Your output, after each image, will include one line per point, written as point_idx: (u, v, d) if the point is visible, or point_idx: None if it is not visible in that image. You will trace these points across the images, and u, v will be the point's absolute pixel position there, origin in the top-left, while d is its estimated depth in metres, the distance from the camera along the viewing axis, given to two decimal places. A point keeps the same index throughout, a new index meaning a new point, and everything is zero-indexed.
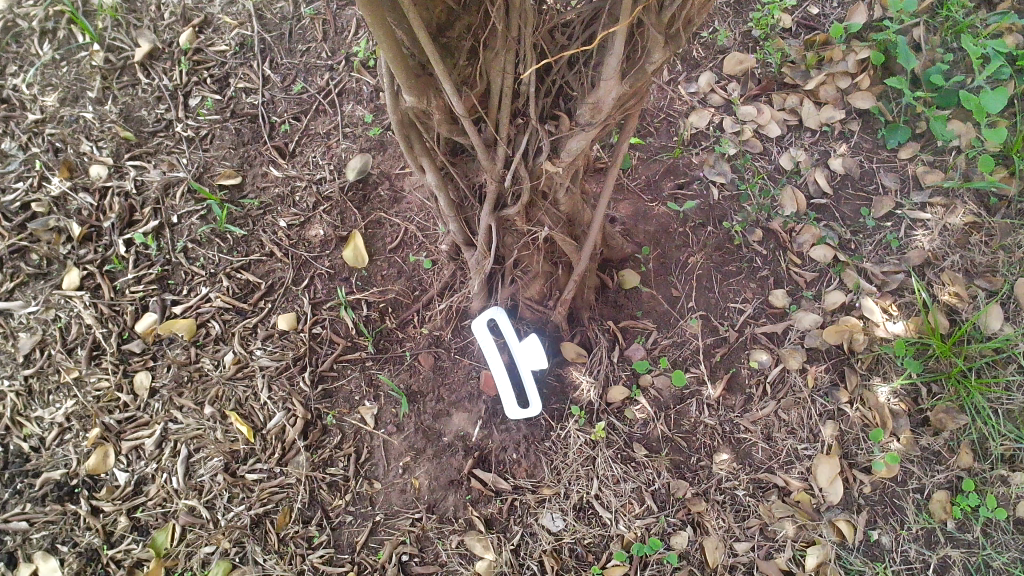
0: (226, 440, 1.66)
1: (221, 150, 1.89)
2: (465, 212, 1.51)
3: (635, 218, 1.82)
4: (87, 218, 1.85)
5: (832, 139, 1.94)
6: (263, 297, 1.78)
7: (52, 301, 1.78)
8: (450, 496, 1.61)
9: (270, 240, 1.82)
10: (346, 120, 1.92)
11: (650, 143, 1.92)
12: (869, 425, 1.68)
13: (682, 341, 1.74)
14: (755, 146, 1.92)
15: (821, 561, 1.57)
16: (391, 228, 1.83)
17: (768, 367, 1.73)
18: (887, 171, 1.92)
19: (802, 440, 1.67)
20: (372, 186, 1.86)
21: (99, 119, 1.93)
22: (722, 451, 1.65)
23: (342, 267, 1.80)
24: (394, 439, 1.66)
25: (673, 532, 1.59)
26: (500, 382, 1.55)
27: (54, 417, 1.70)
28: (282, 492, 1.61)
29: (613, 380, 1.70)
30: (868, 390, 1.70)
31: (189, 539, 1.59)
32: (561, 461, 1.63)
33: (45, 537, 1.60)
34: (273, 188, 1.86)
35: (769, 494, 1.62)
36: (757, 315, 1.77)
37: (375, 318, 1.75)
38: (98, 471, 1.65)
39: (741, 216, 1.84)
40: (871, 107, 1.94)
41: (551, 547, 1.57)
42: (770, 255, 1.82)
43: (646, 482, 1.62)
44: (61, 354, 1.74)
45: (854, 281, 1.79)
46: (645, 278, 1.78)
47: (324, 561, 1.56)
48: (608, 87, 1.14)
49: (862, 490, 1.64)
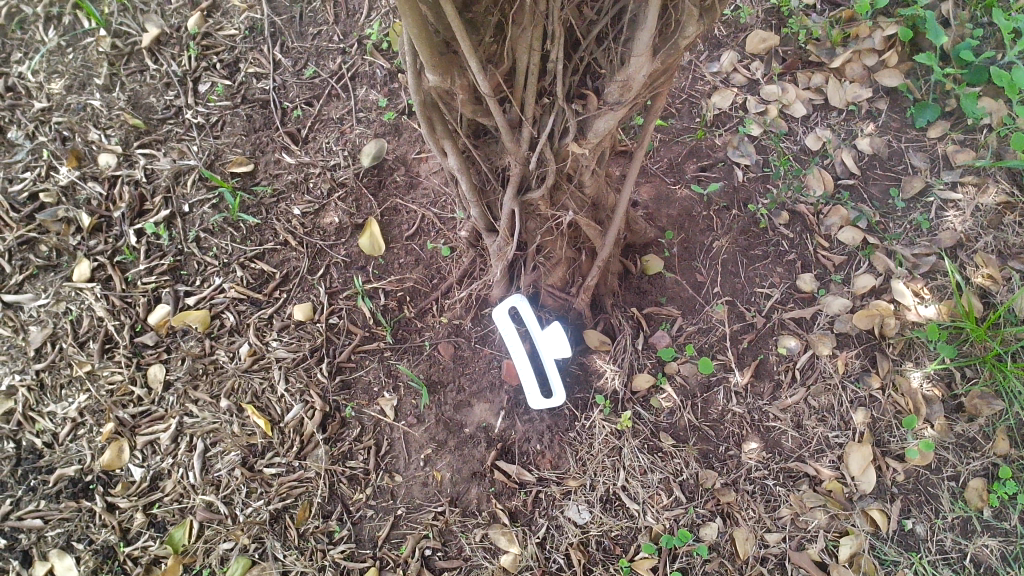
0: (243, 434, 1.62)
1: (233, 137, 1.85)
2: (487, 197, 1.47)
3: (658, 201, 1.78)
4: (96, 208, 1.80)
5: (859, 118, 1.88)
6: (279, 287, 1.74)
7: (63, 294, 1.75)
8: (473, 488, 1.57)
9: (285, 229, 1.77)
10: (360, 104, 1.87)
11: (672, 125, 1.87)
12: (902, 412, 1.64)
13: (708, 327, 1.70)
14: (781, 125, 1.86)
15: (855, 552, 1.53)
16: (408, 215, 1.78)
17: (798, 354, 1.68)
18: (916, 150, 1.86)
19: (833, 428, 1.63)
20: (387, 171, 1.81)
21: (107, 106, 1.88)
22: (750, 440, 1.61)
23: (358, 255, 1.75)
24: (414, 431, 1.62)
25: (703, 523, 1.55)
26: (523, 371, 1.52)
27: (66, 412, 1.66)
28: (301, 486, 1.58)
29: (638, 368, 1.66)
30: (901, 376, 1.66)
31: (207, 535, 1.55)
32: (587, 452, 1.60)
33: (60, 534, 1.57)
34: (286, 175, 1.81)
35: (800, 483, 1.59)
36: (785, 300, 1.72)
37: (394, 307, 1.71)
38: (113, 467, 1.61)
39: (768, 198, 1.79)
40: (900, 85, 1.89)
41: (577, 540, 1.54)
42: (797, 238, 1.77)
43: (674, 472, 1.58)
44: (73, 347, 1.70)
45: (884, 264, 1.74)
46: (669, 263, 1.74)
47: (345, 556, 1.53)
48: (639, 63, 1.10)
49: (895, 478, 1.59)
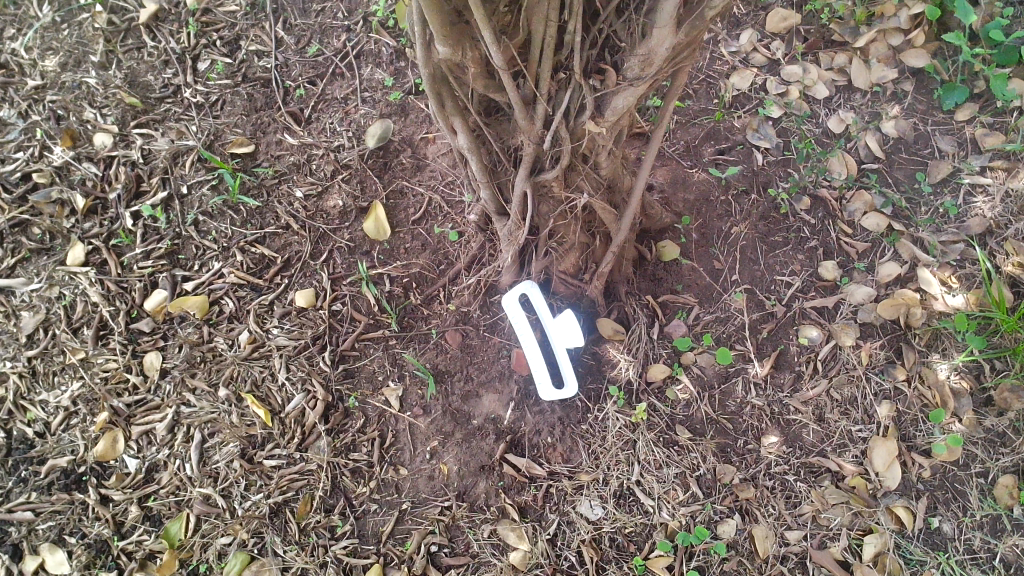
0: (242, 425, 1.56)
1: (233, 117, 1.78)
2: (498, 177, 1.40)
3: (674, 185, 1.71)
4: (91, 189, 1.73)
5: (883, 100, 1.81)
6: (280, 272, 1.68)
7: (56, 278, 1.68)
8: (481, 482, 1.51)
9: (286, 212, 1.71)
10: (365, 84, 1.80)
11: (690, 106, 1.79)
12: (929, 406, 1.57)
13: (726, 317, 1.63)
14: (803, 107, 1.79)
15: (879, 551, 1.47)
16: (414, 198, 1.71)
17: (819, 344, 1.62)
18: (944, 133, 1.78)
19: (856, 421, 1.57)
20: (393, 153, 1.75)
21: (103, 84, 1.81)
22: (770, 434, 1.55)
23: (363, 240, 1.69)
24: (419, 422, 1.56)
25: (720, 520, 1.49)
26: (533, 361, 1.45)
27: (60, 400, 1.60)
28: (303, 479, 1.52)
29: (653, 359, 1.60)
30: (927, 368, 1.59)
31: (204, 529, 1.50)
32: (600, 445, 1.53)
33: (52, 528, 1.52)
34: (288, 156, 1.74)
35: (821, 479, 1.53)
36: (806, 288, 1.66)
37: (399, 294, 1.64)
38: (107, 458, 1.56)
39: (789, 182, 1.72)
40: (926, 66, 1.81)
41: (590, 537, 1.47)
42: (819, 224, 1.70)
43: (691, 466, 1.52)
44: (67, 334, 1.64)
45: (910, 251, 1.67)
46: (685, 250, 1.67)
47: (347, 552, 1.47)
48: (662, 35, 1.04)
49: (921, 475, 1.53)
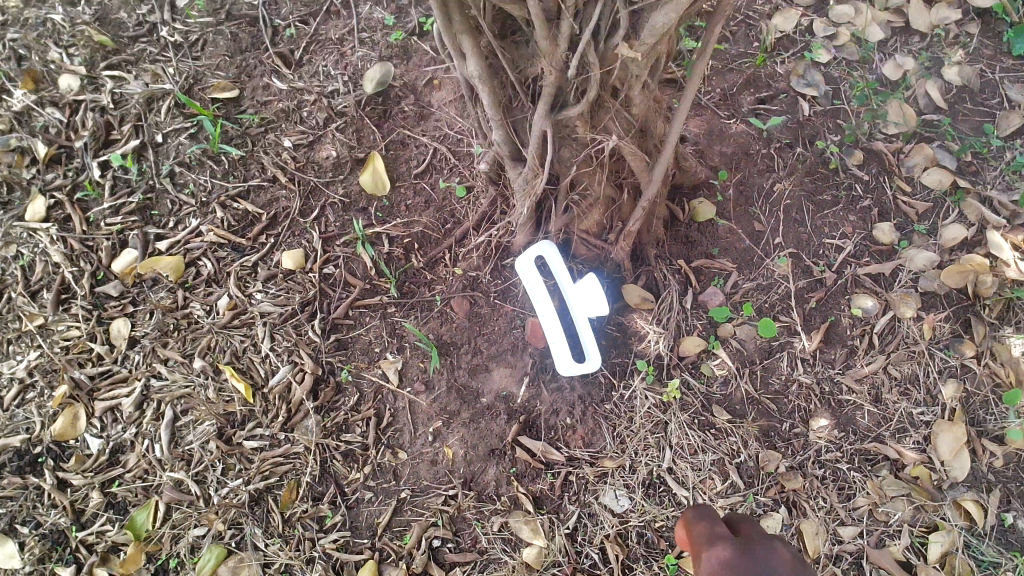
0: (219, 401, 1.37)
1: (215, 58, 1.59)
2: (513, 116, 1.21)
3: (709, 137, 1.51)
4: (55, 137, 1.55)
5: (946, 43, 1.61)
6: (265, 231, 1.49)
7: (13, 235, 1.50)
8: (491, 468, 1.33)
9: (274, 163, 1.52)
10: (363, 23, 1.61)
11: (727, 51, 1.60)
12: (1001, 386, 1.38)
13: (769, 284, 1.44)
14: (853, 52, 1.60)
15: (947, 550, 1.29)
16: (417, 149, 1.52)
17: (875, 316, 1.42)
18: (1013, 81, 1.58)
19: (918, 403, 1.37)
20: (394, 100, 1.55)
21: (70, 21, 1.62)
22: (820, 416, 1.36)
23: (359, 195, 1.50)
24: (421, 400, 1.37)
25: (764, 514, 1.31)
26: (550, 332, 1.25)
27: (14, 372, 1.42)
28: (288, 463, 1.33)
29: (685, 331, 1.41)
30: (1000, 343, 1.40)
31: (174, 519, 1.31)
32: (626, 428, 1.35)
33: (3, 515, 1.33)
34: (275, 103, 1.55)
35: (878, 468, 1.34)
36: (860, 253, 1.46)
37: (399, 256, 1.45)
38: (66, 438, 1.37)
39: (839, 135, 1.53)
40: (994, 6, 1.62)
41: (615, 532, 1.29)
42: (873, 181, 1.51)
43: (730, 453, 1.33)
44: (24, 298, 1.46)
45: (977, 213, 1.48)
46: (722, 210, 1.47)
47: (337, 547, 1.29)
48: None
49: (992, 464, 1.34)
